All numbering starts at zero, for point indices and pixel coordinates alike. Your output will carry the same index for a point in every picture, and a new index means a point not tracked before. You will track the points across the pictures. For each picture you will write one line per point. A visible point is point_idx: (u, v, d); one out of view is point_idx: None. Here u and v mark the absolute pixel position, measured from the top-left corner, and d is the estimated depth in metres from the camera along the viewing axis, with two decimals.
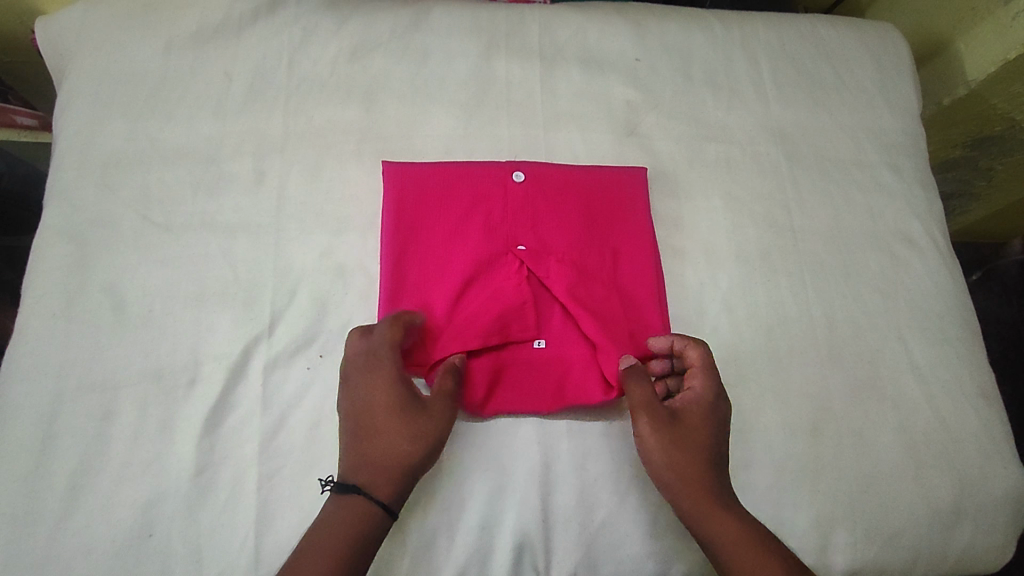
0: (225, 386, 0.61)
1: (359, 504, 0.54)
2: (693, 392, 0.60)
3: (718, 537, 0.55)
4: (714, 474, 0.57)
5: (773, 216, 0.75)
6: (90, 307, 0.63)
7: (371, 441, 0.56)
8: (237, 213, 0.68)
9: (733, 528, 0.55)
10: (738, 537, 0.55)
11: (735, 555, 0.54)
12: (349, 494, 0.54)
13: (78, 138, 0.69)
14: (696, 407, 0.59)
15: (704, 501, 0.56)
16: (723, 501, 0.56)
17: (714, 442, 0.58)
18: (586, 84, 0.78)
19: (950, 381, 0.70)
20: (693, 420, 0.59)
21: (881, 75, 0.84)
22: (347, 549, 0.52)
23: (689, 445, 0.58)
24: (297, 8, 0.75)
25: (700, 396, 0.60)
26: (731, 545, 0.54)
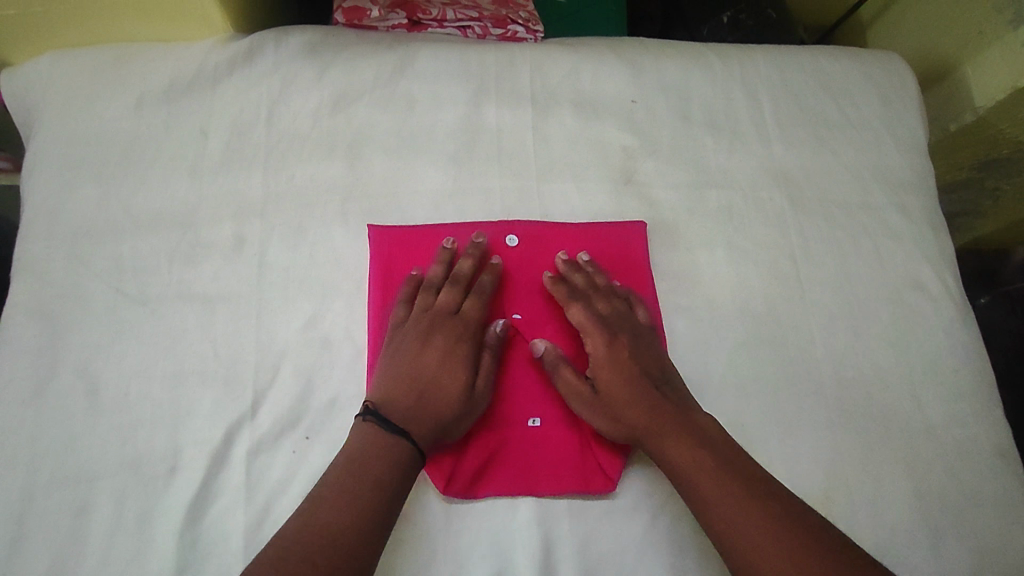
0: (206, 475, 0.58)
1: (401, 450, 0.54)
2: (595, 353, 0.62)
3: (685, 474, 0.55)
4: (663, 411, 0.58)
5: (779, 267, 0.72)
6: (61, 392, 0.59)
7: (433, 392, 0.58)
8: (216, 283, 0.64)
9: (696, 457, 0.55)
10: (694, 463, 0.54)
11: (706, 487, 0.53)
12: (394, 436, 0.55)
13: (46, 205, 0.65)
14: (603, 370, 0.61)
15: (657, 443, 0.57)
16: (674, 439, 0.56)
17: (640, 386, 0.59)
18: (580, 130, 0.74)
19: (964, 439, 0.68)
20: (608, 380, 0.60)
21: (888, 110, 0.80)
22: (381, 489, 0.52)
23: (621, 400, 0.59)
24: (275, 56, 0.71)
25: (601, 357, 0.61)
26: (701, 476, 0.54)
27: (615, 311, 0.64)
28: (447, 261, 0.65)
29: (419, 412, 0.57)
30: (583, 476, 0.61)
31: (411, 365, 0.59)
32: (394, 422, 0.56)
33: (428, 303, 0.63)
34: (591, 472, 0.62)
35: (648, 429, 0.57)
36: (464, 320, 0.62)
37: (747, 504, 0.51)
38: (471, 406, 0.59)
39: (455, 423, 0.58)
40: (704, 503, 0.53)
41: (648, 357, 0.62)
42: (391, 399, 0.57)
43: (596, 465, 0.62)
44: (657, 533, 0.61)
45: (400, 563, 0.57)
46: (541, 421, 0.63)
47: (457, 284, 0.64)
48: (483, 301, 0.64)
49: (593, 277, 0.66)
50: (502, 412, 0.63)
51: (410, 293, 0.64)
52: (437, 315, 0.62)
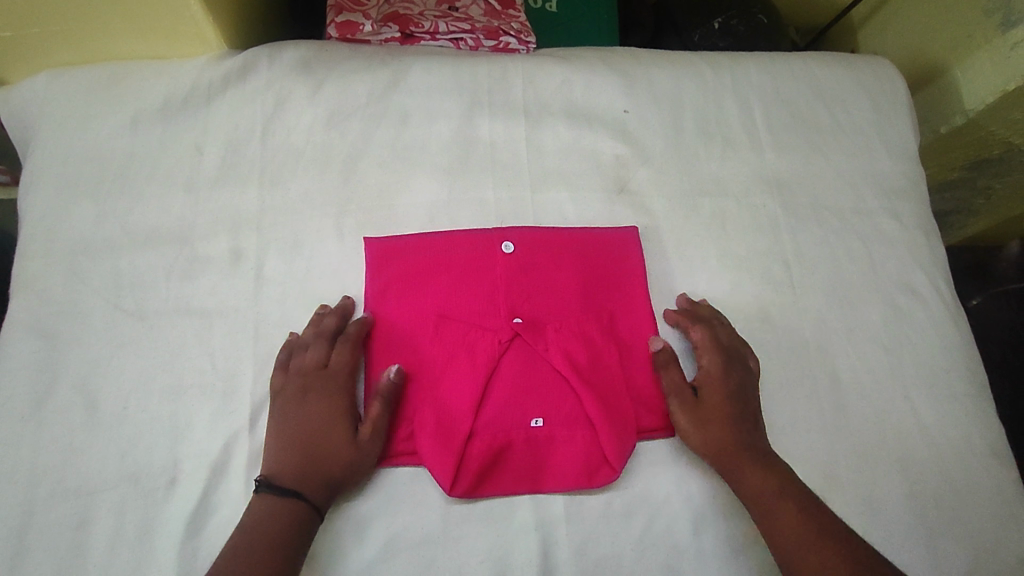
0: (205, 487, 0.59)
1: (295, 510, 0.55)
2: (698, 382, 0.65)
3: (764, 504, 0.58)
4: (746, 433, 0.62)
5: (772, 272, 0.73)
6: (61, 407, 0.60)
7: (319, 450, 0.58)
8: (214, 297, 0.65)
9: (774, 493, 0.58)
10: (777, 490, 0.59)
11: (784, 507, 0.58)
12: (286, 500, 0.55)
13: (43, 222, 0.66)
14: (711, 385, 0.64)
15: (736, 474, 0.60)
16: (762, 462, 0.60)
17: (735, 418, 0.63)
18: (573, 140, 0.75)
19: (960, 443, 0.69)
20: (707, 397, 0.64)
21: (878, 114, 0.81)
22: (282, 552, 0.53)
23: (707, 429, 0.62)
24: (269, 72, 0.72)
25: (704, 384, 0.64)
26: (783, 510, 0.57)
27: (735, 347, 0.67)
28: (314, 320, 0.63)
29: (307, 472, 0.57)
30: (587, 473, 0.62)
31: (294, 428, 0.59)
32: (283, 489, 0.56)
33: (299, 363, 0.62)
34: (596, 469, 0.62)
35: (741, 446, 0.61)
36: (337, 375, 0.61)
37: (810, 532, 0.56)
38: (365, 458, 0.59)
39: (348, 475, 0.58)
40: (783, 532, 0.57)
41: (744, 391, 0.64)
42: (279, 466, 0.57)
43: (598, 463, 0.63)
44: (653, 537, 0.61)
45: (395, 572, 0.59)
46: (544, 420, 0.63)
47: (325, 339, 0.63)
48: (351, 348, 0.63)
49: (719, 312, 0.69)
50: (504, 416, 0.63)
51: (285, 357, 0.62)
52: (308, 375, 0.61)
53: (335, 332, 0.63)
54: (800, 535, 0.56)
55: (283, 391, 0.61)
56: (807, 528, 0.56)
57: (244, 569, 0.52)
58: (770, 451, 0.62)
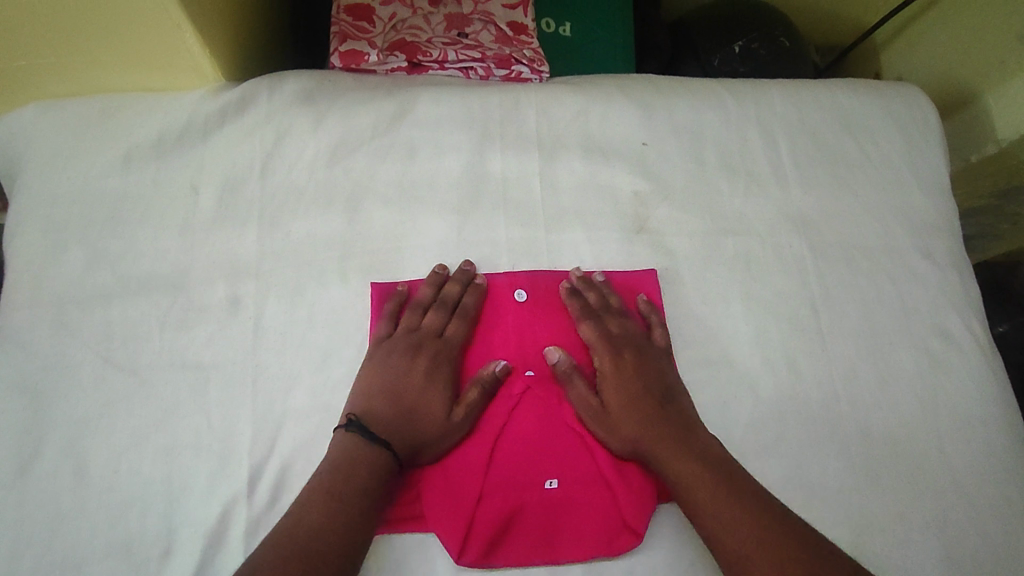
0: (201, 558, 0.55)
1: (381, 457, 0.56)
2: (602, 372, 0.63)
3: (681, 487, 0.56)
4: (660, 425, 0.59)
5: (799, 316, 0.69)
6: (47, 471, 0.56)
7: (415, 416, 0.59)
8: (210, 348, 0.61)
9: (698, 479, 0.55)
10: (697, 481, 0.55)
11: (703, 498, 0.55)
12: (373, 445, 0.56)
13: (29, 269, 0.62)
14: (611, 382, 0.62)
15: (662, 466, 0.57)
16: (677, 453, 0.57)
17: (643, 404, 0.60)
18: (589, 176, 0.71)
19: (999, 501, 0.65)
20: (611, 396, 0.61)
21: (908, 146, 0.77)
22: (363, 496, 0.54)
23: (624, 420, 0.60)
24: (269, 105, 0.68)
25: (606, 372, 0.62)
26: (696, 491, 0.55)
27: (628, 329, 0.65)
28: (434, 283, 0.64)
29: (397, 430, 0.58)
30: (607, 539, 0.59)
31: (399, 387, 0.60)
32: (374, 435, 0.56)
33: (415, 324, 0.63)
34: (615, 534, 0.59)
35: (654, 441, 0.58)
36: (449, 346, 0.62)
37: (737, 519, 0.53)
38: (452, 431, 0.59)
39: (434, 445, 0.59)
40: (710, 525, 0.54)
41: (654, 375, 0.62)
42: (372, 414, 0.58)
43: (617, 527, 0.59)
44: None
45: None
46: (559, 482, 0.60)
47: (444, 305, 0.63)
48: (467, 323, 0.64)
49: (609, 296, 0.66)
50: (516, 476, 0.60)
51: (394, 309, 0.63)
52: (424, 337, 0.62)
53: (457, 303, 0.64)
54: (726, 526, 0.53)
55: (393, 344, 0.62)
56: (730, 517, 0.53)
57: (324, 511, 0.52)
58: (692, 436, 0.59)
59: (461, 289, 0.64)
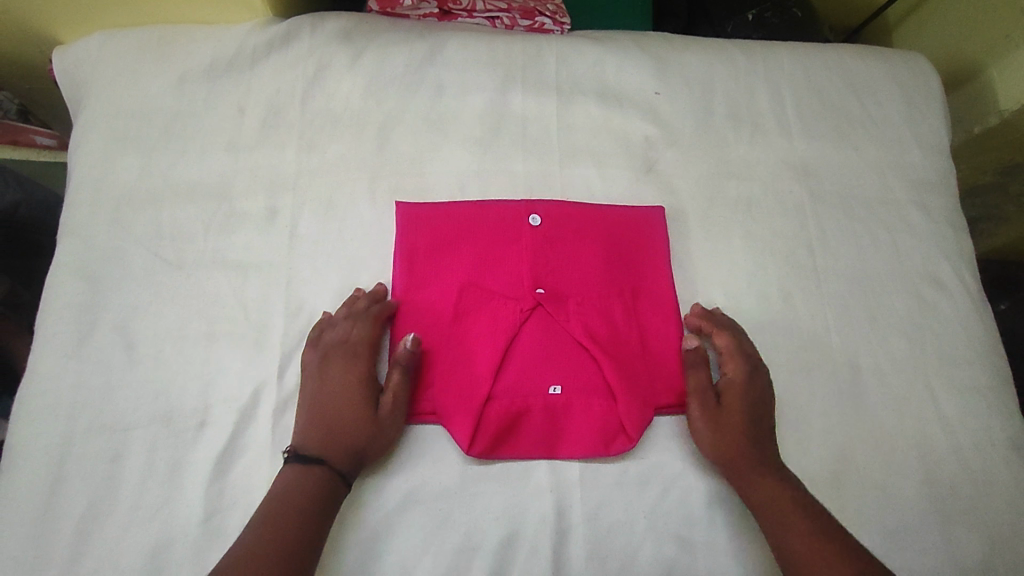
0: (233, 431, 0.61)
1: (319, 475, 0.57)
2: (732, 379, 0.65)
3: (770, 504, 0.59)
4: (761, 445, 0.62)
5: (796, 256, 0.73)
6: (101, 346, 0.63)
7: (339, 423, 0.59)
8: (249, 251, 0.67)
9: (791, 501, 0.59)
10: (790, 504, 0.58)
11: (788, 515, 0.58)
12: (312, 466, 0.57)
13: (90, 173, 0.69)
14: (733, 389, 0.65)
15: (755, 475, 0.60)
16: (775, 472, 0.61)
17: (753, 424, 0.63)
18: (602, 119, 0.76)
19: (980, 434, 0.68)
20: (727, 401, 0.64)
21: (910, 107, 0.81)
22: (310, 518, 0.55)
23: (732, 427, 0.63)
24: (311, 40, 0.74)
25: (728, 384, 0.65)
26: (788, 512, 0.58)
27: (758, 352, 0.67)
28: (349, 302, 0.65)
29: (332, 445, 0.58)
30: (604, 440, 0.63)
31: (321, 398, 0.60)
32: (308, 457, 0.57)
33: (327, 340, 0.63)
34: (611, 437, 0.63)
35: (756, 455, 0.61)
36: (360, 352, 0.62)
37: (821, 547, 0.56)
38: (386, 426, 0.60)
39: (376, 446, 0.60)
40: (788, 540, 0.57)
41: (764, 398, 0.65)
42: (308, 437, 0.59)
43: (612, 431, 0.63)
44: (666, 509, 0.62)
45: (414, 523, 0.60)
46: (561, 389, 0.64)
47: (352, 318, 0.64)
48: (371, 326, 0.63)
49: (740, 320, 0.70)
50: (520, 381, 0.64)
51: (314, 334, 0.64)
52: (330, 350, 0.63)
53: (368, 313, 0.64)
54: (807, 547, 0.56)
55: (311, 368, 0.62)
56: (814, 542, 0.56)
57: (280, 532, 0.53)
58: (783, 463, 0.62)
59: (370, 302, 0.65)
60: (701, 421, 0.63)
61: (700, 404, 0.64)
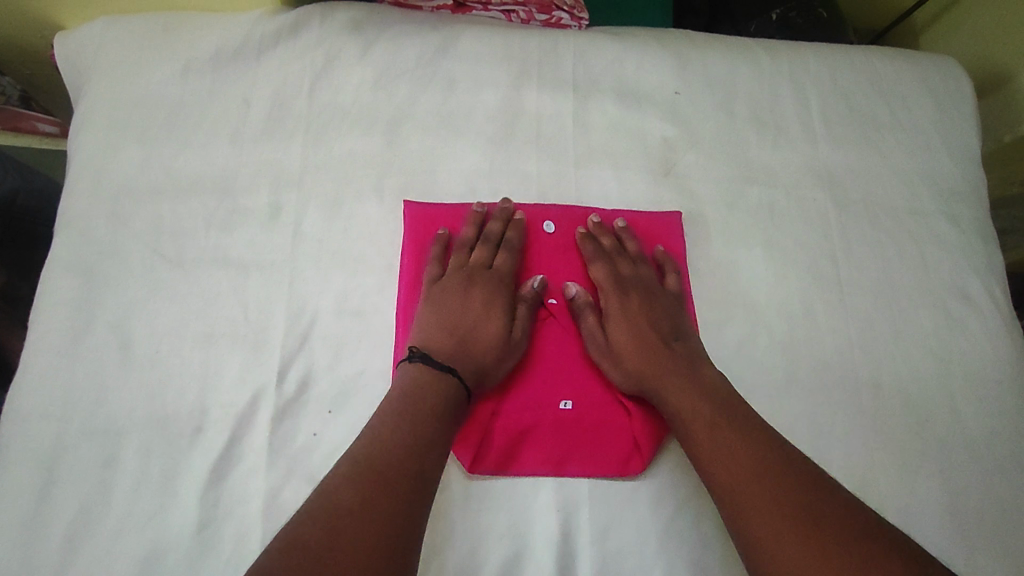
0: (231, 437, 0.58)
1: (451, 385, 0.56)
2: (610, 308, 0.65)
3: (686, 429, 0.57)
4: (666, 368, 0.60)
5: (819, 267, 0.70)
6: (96, 345, 0.61)
7: (466, 342, 0.60)
8: (251, 248, 0.65)
9: (711, 425, 0.55)
10: (707, 430, 0.55)
11: (711, 447, 0.55)
12: (443, 374, 0.57)
13: (90, 163, 0.67)
14: (617, 319, 0.64)
15: (667, 403, 0.59)
16: (688, 395, 0.58)
17: (648, 344, 0.62)
18: (621, 119, 0.73)
19: (1006, 458, 0.66)
20: (617, 334, 0.63)
21: (941, 114, 0.77)
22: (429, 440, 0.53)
23: (631, 356, 0.62)
24: (320, 30, 0.71)
25: (615, 312, 0.65)
26: (704, 436, 0.55)
27: (639, 273, 0.67)
28: (478, 222, 0.66)
29: (459, 356, 0.59)
30: (619, 459, 0.61)
31: (451, 316, 0.62)
32: (441, 363, 0.57)
33: (463, 261, 0.66)
34: (625, 456, 0.61)
35: (661, 381, 0.60)
36: (499, 278, 0.65)
37: (750, 474, 0.52)
38: (510, 352, 0.61)
39: (496, 368, 0.60)
40: (718, 474, 0.54)
41: (661, 318, 0.64)
42: (434, 346, 0.60)
43: (622, 449, 0.61)
44: (679, 529, 0.59)
45: None
46: (573, 404, 0.62)
47: (489, 242, 0.66)
48: (514, 256, 0.66)
49: (623, 241, 0.68)
50: (533, 394, 0.62)
51: (440, 252, 0.66)
52: (473, 269, 0.65)
53: (499, 238, 0.66)
54: (734, 477, 0.52)
55: (445, 282, 0.64)
56: (741, 467, 0.53)
57: (391, 454, 0.51)
58: (705, 381, 0.59)
59: (504, 225, 0.67)
60: (605, 359, 0.63)
61: (597, 339, 0.64)
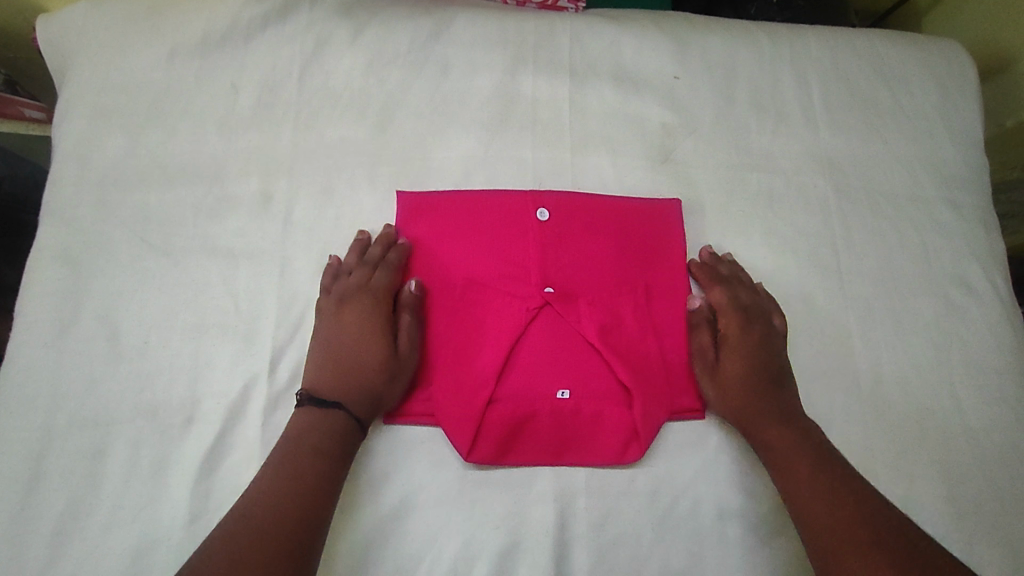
0: (222, 429, 0.57)
1: (340, 419, 0.55)
2: (727, 333, 0.64)
3: (784, 467, 0.56)
4: (771, 403, 0.60)
5: (818, 254, 0.69)
6: (83, 335, 0.59)
7: (347, 371, 0.58)
8: (240, 237, 0.64)
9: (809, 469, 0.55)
10: (809, 471, 0.55)
11: (808, 484, 0.54)
12: (330, 409, 0.55)
13: (75, 150, 0.66)
14: (732, 344, 0.63)
15: (765, 436, 0.58)
16: (792, 435, 0.57)
17: (758, 375, 0.61)
18: (618, 104, 0.72)
19: (1006, 448, 0.65)
20: (727, 360, 0.62)
21: (943, 98, 0.76)
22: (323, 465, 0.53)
23: (734, 385, 0.61)
24: (310, 13, 0.70)
25: (730, 336, 0.63)
26: (802, 477, 0.55)
27: (759, 303, 0.65)
28: (359, 246, 0.63)
29: (344, 391, 0.57)
30: (618, 449, 0.60)
31: (333, 347, 0.59)
32: (323, 401, 0.56)
33: (339, 288, 0.62)
34: (624, 445, 0.60)
35: (764, 414, 0.59)
36: (377, 299, 0.61)
37: (844, 518, 0.51)
38: (398, 373, 0.59)
39: (390, 395, 0.58)
40: (806, 513, 0.53)
41: (768, 354, 0.63)
42: (320, 386, 0.57)
43: (622, 438, 0.60)
44: (676, 519, 0.58)
45: (411, 528, 0.57)
46: (571, 393, 0.61)
47: (367, 266, 0.62)
48: (391, 275, 0.63)
49: (741, 269, 0.67)
50: (528, 384, 0.61)
51: (330, 279, 0.62)
52: (346, 295, 0.61)
53: (380, 259, 0.63)
54: (826, 518, 0.52)
55: (321, 312, 0.61)
56: (835, 510, 0.52)
57: (288, 477, 0.52)
58: (810, 428, 0.58)
59: (384, 246, 0.64)
60: (712, 385, 0.62)
61: (702, 364, 0.63)
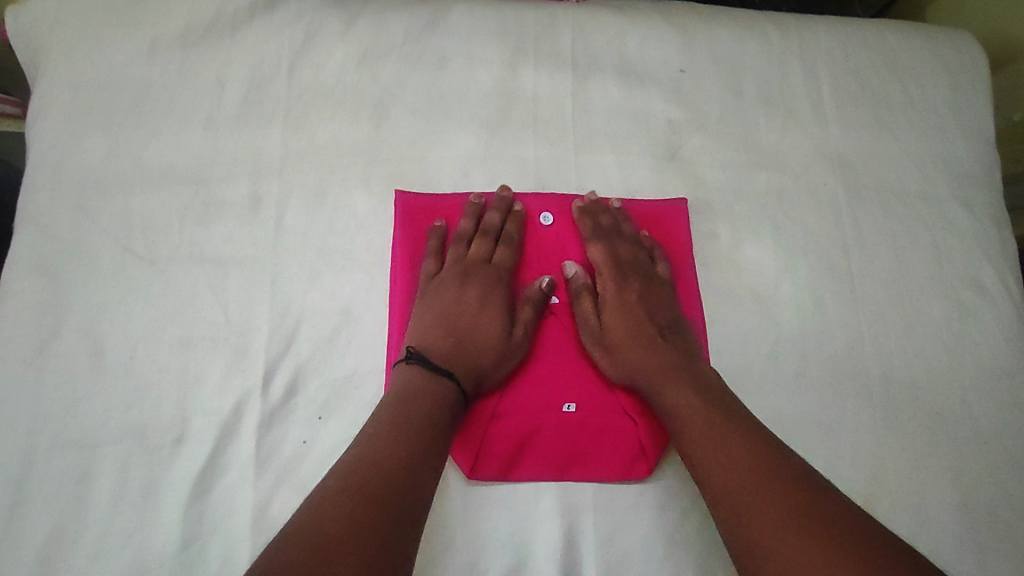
0: (214, 448, 0.55)
1: (443, 387, 0.54)
2: (606, 293, 0.63)
3: (681, 426, 0.54)
4: (659, 359, 0.58)
5: (829, 255, 0.67)
6: (64, 352, 0.56)
7: (462, 346, 0.58)
8: (229, 244, 0.60)
9: (710, 433, 0.52)
10: (705, 432, 0.52)
11: (701, 446, 0.52)
12: (439, 375, 0.55)
13: (50, 152, 0.62)
14: (619, 304, 0.62)
15: (660, 395, 0.56)
16: (683, 391, 0.55)
17: (647, 336, 0.60)
18: (622, 100, 0.69)
19: (1017, 453, 0.64)
20: (614, 322, 0.61)
21: (955, 92, 0.74)
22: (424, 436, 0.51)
23: (629, 347, 0.60)
24: (299, 4, 0.66)
25: (612, 297, 0.62)
26: (702, 438, 0.52)
27: (638, 258, 0.64)
28: (474, 214, 0.63)
29: (456, 359, 0.57)
30: (626, 464, 0.58)
31: (444, 316, 0.60)
32: (437, 366, 0.55)
33: (461, 254, 0.63)
34: (631, 460, 0.58)
35: (657, 370, 0.57)
36: (500, 274, 0.62)
37: (747, 482, 0.48)
38: (512, 352, 0.59)
39: (495, 370, 0.58)
40: (711, 476, 0.50)
41: (645, 311, 0.62)
42: (430, 347, 0.57)
43: (628, 454, 0.58)
44: (687, 533, 0.57)
45: (414, 549, 0.54)
46: (576, 407, 0.59)
47: (486, 235, 0.63)
48: (514, 249, 0.63)
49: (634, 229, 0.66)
50: (533, 398, 0.59)
51: (439, 245, 0.63)
52: (471, 264, 0.62)
53: (499, 231, 0.63)
54: (724, 483, 0.49)
55: (442, 277, 0.62)
56: (737, 476, 0.49)
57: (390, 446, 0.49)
58: (713, 384, 0.56)
59: (472, 220, 0.63)
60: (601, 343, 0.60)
61: (614, 325, 0.61)
